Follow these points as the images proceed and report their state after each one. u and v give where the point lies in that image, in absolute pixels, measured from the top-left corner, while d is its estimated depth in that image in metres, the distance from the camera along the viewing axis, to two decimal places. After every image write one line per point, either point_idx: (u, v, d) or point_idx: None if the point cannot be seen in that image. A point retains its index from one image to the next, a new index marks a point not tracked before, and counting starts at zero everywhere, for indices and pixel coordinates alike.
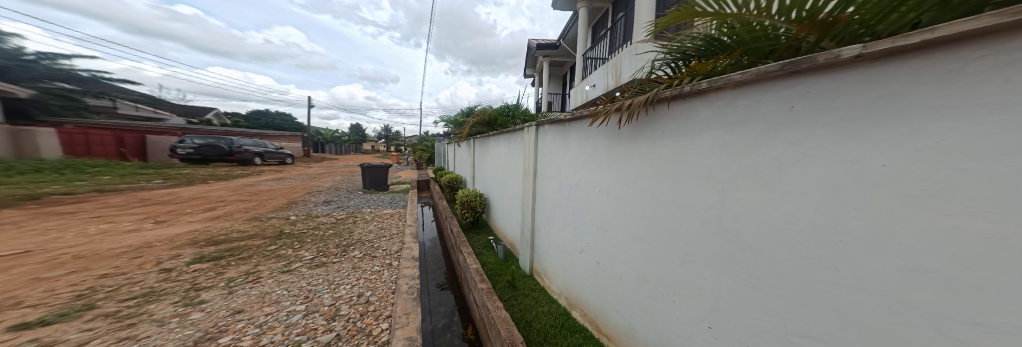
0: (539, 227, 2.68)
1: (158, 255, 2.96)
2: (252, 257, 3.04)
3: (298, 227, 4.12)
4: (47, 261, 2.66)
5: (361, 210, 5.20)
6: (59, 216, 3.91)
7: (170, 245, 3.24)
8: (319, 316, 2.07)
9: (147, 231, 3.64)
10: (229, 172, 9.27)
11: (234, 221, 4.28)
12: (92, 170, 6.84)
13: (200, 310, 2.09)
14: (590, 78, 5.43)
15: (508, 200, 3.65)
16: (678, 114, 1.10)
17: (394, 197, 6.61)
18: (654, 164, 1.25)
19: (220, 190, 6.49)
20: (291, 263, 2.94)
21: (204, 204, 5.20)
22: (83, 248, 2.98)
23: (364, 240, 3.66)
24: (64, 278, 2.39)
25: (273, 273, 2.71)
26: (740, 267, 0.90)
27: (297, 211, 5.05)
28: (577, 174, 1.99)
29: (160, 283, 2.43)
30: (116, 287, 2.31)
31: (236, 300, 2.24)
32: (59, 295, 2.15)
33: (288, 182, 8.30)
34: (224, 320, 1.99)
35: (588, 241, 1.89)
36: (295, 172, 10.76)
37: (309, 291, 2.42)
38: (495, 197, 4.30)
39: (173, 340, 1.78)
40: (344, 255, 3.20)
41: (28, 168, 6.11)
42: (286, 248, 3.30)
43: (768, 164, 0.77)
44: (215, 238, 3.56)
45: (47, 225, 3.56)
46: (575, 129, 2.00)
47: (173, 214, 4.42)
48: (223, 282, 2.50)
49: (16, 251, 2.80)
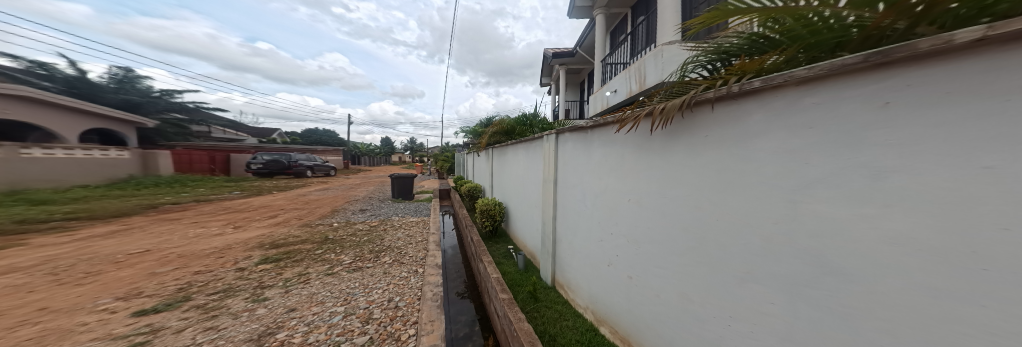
0: (562, 237, 2.61)
1: (235, 256, 3.46)
2: (304, 260, 3.38)
3: (339, 233, 4.53)
4: (160, 258, 3.25)
5: (391, 218, 5.52)
6: (169, 222, 4.78)
7: (244, 247, 3.76)
8: (355, 318, 2.22)
9: (229, 235, 4.27)
10: (286, 184, 10.59)
11: (291, 227, 4.83)
12: (192, 183, 8.32)
13: (263, 307, 2.36)
14: (610, 83, 5.27)
15: (527, 209, 3.65)
16: (724, 117, 1.02)
17: (420, 206, 6.91)
18: (696, 171, 1.16)
19: (281, 199, 7.43)
20: (332, 267, 3.20)
21: (268, 211, 5.99)
22: (184, 248, 3.59)
23: (394, 246, 3.87)
24: (171, 273, 2.89)
25: (317, 275, 2.97)
26: (822, 293, 0.78)
27: (338, 218, 5.54)
28: (602, 182, 1.93)
29: (236, 281, 2.81)
30: (206, 282, 2.74)
31: (290, 299, 2.49)
32: (167, 287, 2.61)
33: (331, 192, 9.19)
34: (281, 317, 2.22)
35: (616, 253, 1.79)
36: (337, 183, 11.92)
37: (347, 294, 2.61)
38: (514, 204, 4.33)
39: (243, 332, 2.02)
40: (376, 260, 3.42)
41: (152, 182, 7.66)
42: (330, 253, 3.63)
43: (857, 173, 0.66)
44: (275, 241, 4.05)
45: (161, 229, 4.37)
46: (599, 136, 1.94)
47: (246, 220, 5.15)
48: (281, 282, 2.81)
49: (142, 249, 3.47)
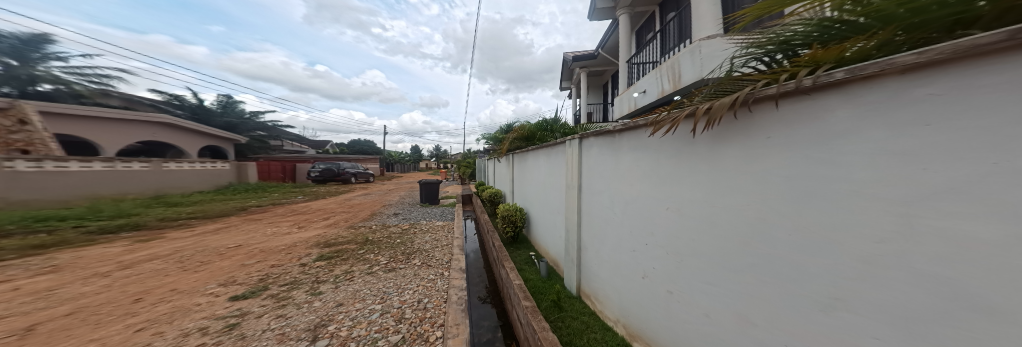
0: (587, 245, 2.54)
1: (300, 252, 3.95)
2: (349, 259, 3.74)
3: (377, 235, 4.92)
4: (248, 252, 3.85)
5: (420, 222, 5.81)
6: (255, 221, 5.69)
7: (305, 245, 4.27)
8: (390, 317, 2.37)
9: (295, 234, 4.91)
10: (335, 189, 11.83)
11: (340, 228, 5.38)
12: (268, 188, 9.81)
13: (319, 300, 2.65)
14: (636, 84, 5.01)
15: (548, 216, 3.64)
16: (794, 114, 0.91)
17: (444, 211, 7.13)
18: (759, 176, 1.04)
19: (332, 203, 8.33)
20: (369, 267, 3.46)
21: (324, 214, 6.77)
22: (264, 244, 4.21)
23: (423, 249, 4.06)
24: (255, 265, 3.40)
25: (358, 273, 3.26)
26: (950, 331, 0.63)
27: (375, 221, 6.01)
28: (633, 188, 1.85)
29: (300, 274, 3.23)
30: (278, 275, 3.17)
31: (339, 294, 2.76)
32: (253, 276, 3.10)
33: (370, 197, 10.02)
34: (332, 310, 2.47)
35: (653, 265, 1.69)
36: (375, 189, 13.00)
37: (383, 293, 2.80)
38: (534, 210, 4.36)
39: (304, 322, 2.28)
40: (408, 262, 3.63)
41: (243, 188, 9.22)
42: (370, 253, 3.95)
43: (1010, 179, 0.51)
44: (328, 241, 4.55)
45: (249, 227, 5.20)
46: (629, 140, 1.87)
47: (307, 221, 5.88)
48: (332, 278, 3.13)
49: (234, 245, 4.12)
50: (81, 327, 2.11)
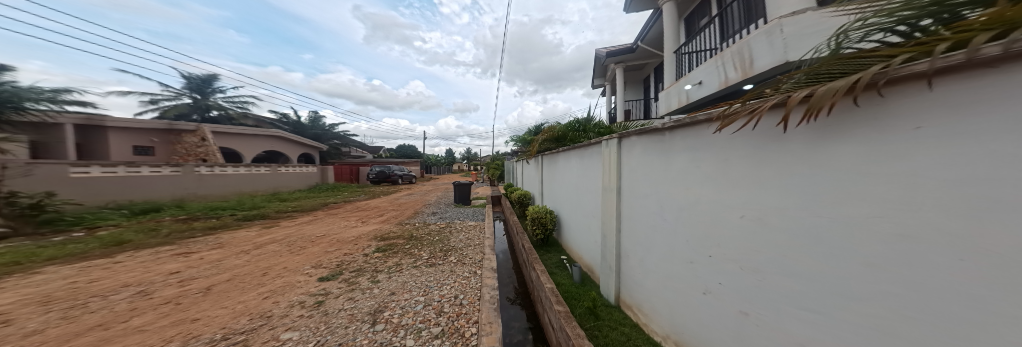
0: (633, 253, 2.41)
1: (362, 244, 4.53)
2: (399, 253, 4.16)
3: (420, 232, 5.37)
4: (329, 241, 4.53)
5: (455, 222, 6.14)
6: (328, 215, 6.69)
7: (365, 238, 4.89)
8: (431, 309, 2.58)
9: (360, 227, 5.67)
10: (385, 189, 13.21)
11: (392, 224, 6.02)
12: (333, 188, 11.41)
13: (376, 287, 3.03)
14: (687, 76, 4.61)
15: (582, 219, 3.56)
16: (962, 94, 0.66)
17: (475, 211, 7.39)
18: (897, 183, 0.78)
19: (382, 201, 9.33)
20: (411, 262, 3.80)
21: (377, 211, 7.62)
22: (338, 235, 4.92)
23: (457, 248, 4.32)
24: (334, 253, 4.01)
25: (408, 266, 3.64)
26: None
27: (418, 219, 6.55)
28: (694, 192, 1.69)
29: (364, 263, 3.73)
30: (346, 262, 3.70)
31: (391, 284, 3.11)
32: (330, 262, 3.67)
33: (414, 197, 10.94)
34: (386, 298, 2.80)
35: (719, 280, 1.53)
36: (418, 189, 14.16)
37: (426, 287, 3.04)
38: (565, 213, 4.31)
39: (366, 306, 2.63)
40: (444, 259, 3.90)
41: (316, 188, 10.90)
42: (412, 248, 4.34)
43: None
44: (383, 235, 5.14)
45: (329, 219, 6.13)
46: (689, 139, 1.71)
47: (367, 217, 6.71)
48: (384, 269, 3.53)
49: (320, 235, 4.88)
50: (234, 291, 2.77)
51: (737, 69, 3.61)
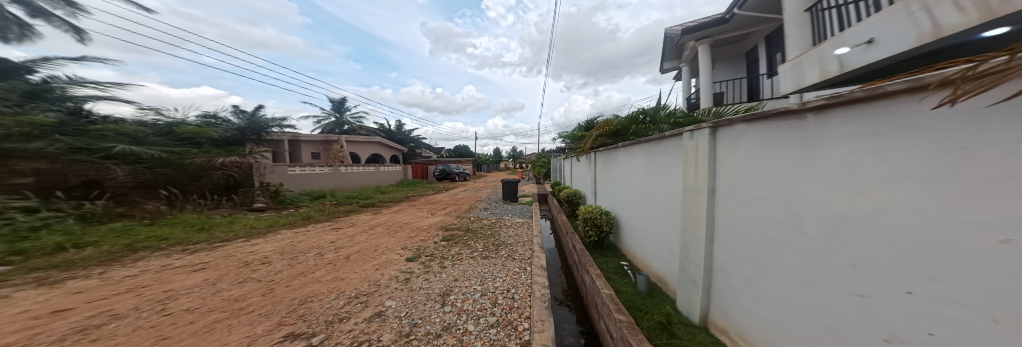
0: (741, 271, 1.83)
1: (427, 234, 5.18)
2: (457, 244, 4.61)
3: (474, 225, 5.83)
4: (412, 229, 5.43)
5: (504, 217, 6.48)
6: (404, 207, 7.88)
7: (430, 228, 5.58)
8: (485, 300, 2.71)
9: (431, 217, 6.60)
10: (443, 185, 14.64)
11: (452, 217, 6.71)
12: (402, 184, 13.19)
13: (442, 272, 3.45)
14: (833, 38, 2.82)
15: (661, 225, 3.00)
16: None
17: (523, 209, 7.61)
18: None
19: (442, 196, 10.41)
20: (476, 245, 4.53)
21: (438, 204, 8.58)
22: (412, 225, 5.75)
23: (508, 243, 4.55)
24: (413, 239, 4.77)
25: (479, 252, 4.20)
26: None
27: (472, 214, 7.11)
28: (867, 196, 1.04)
29: (434, 250, 4.31)
30: (420, 247, 4.35)
31: (452, 272, 3.46)
32: (406, 247, 4.33)
33: (468, 192, 11.87)
34: (450, 284, 3.12)
35: (927, 330, 0.93)
36: (470, 185, 15.27)
37: (481, 278, 3.25)
38: (636, 217, 3.77)
39: (431, 289, 2.98)
40: (496, 253, 4.15)
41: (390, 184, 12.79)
42: (467, 241, 4.76)
43: None
44: (448, 226, 5.83)
45: (406, 212, 7.24)
46: (858, 117, 1.05)
47: (433, 210, 7.64)
48: (447, 258, 3.98)
49: (400, 223, 5.82)
50: (355, 263, 3.61)
51: (972, 6, 1.64)
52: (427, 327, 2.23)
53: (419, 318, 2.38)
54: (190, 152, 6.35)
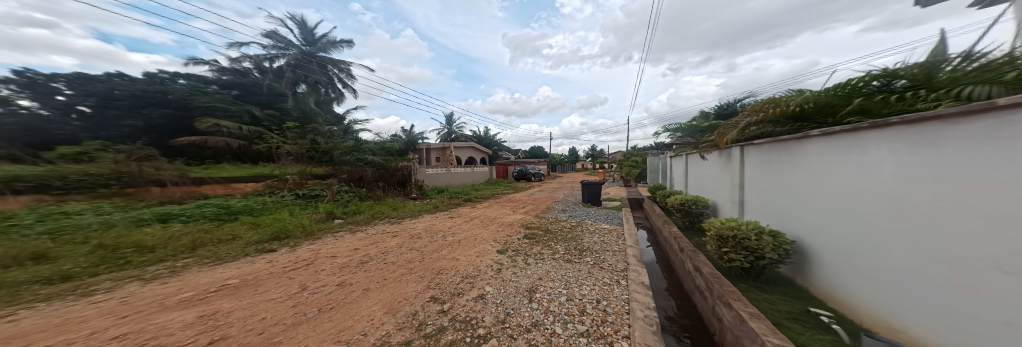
0: None
1: (509, 231, 5.59)
2: (538, 243, 4.82)
3: (553, 226, 5.91)
4: (496, 225, 6.04)
5: (585, 222, 6.22)
6: (488, 205, 8.80)
7: (511, 226, 6.00)
8: (572, 306, 2.68)
9: (510, 214, 7.17)
10: (519, 184, 15.38)
11: (530, 216, 7.00)
12: (485, 183, 14.59)
13: (527, 268, 3.69)
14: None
15: (987, 272, 1.05)
16: None
17: (608, 214, 7.11)
18: None
19: (519, 195, 11.00)
20: (583, 227, 5.76)
21: (516, 203, 9.11)
22: (495, 221, 6.38)
23: (593, 249, 4.38)
24: (498, 234, 5.33)
25: (574, 246, 4.59)
26: None
27: (550, 214, 7.21)
28: None
29: (520, 246, 4.60)
30: (507, 242, 4.80)
31: (536, 270, 3.61)
32: (496, 241, 4.84)
33: (544, 192, 12.10)
34: (535, 282, 3.28)
35: None
36: (545, 186, 15.46)
37: (565, 281, 3.29)
38: (857, 253, 1.74)
39: (516, 284, 3.21)
40: (581, 259, 4.04)
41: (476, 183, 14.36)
42: (549, 242, 4.87)
43: None
44: (528, 224, 6.14)
45: (490, 208, 8.09)
46: None
47: (512, 207, 8.21)
48: (530, 255, 4.20)
49: (485, 220, 6.54)
50: (459, 248, 4.48)
51: None
52: (518, 320, 2.41)
53: (510, 308, 2.63)
54: (393, 159, 10.16)
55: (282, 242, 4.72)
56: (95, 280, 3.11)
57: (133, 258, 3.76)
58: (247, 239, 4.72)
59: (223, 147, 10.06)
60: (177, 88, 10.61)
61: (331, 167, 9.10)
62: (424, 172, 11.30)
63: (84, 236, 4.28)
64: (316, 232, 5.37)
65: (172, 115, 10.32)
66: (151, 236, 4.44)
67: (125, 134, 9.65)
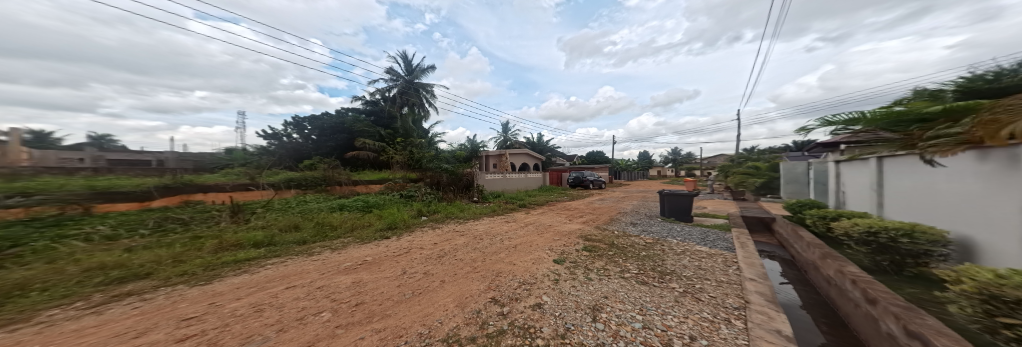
0: None
1: (567, 240, 5.13)
2: (602, 256, 4.25)
3: (621, 241, 5.15)
4: (556, 233, 5.68)
5: (666, 240, 5.13)
6: (544, 211, 8.54)
7: (570, 235, 5.56)
8: (652, 335, 1.99)
9: (566, 223, 6.75)
10: (578, 192, 14.59)
11: (590, 227, 6.34)
12: (543, 190, 14.31)
13: (591, 284, 3.17)
14: None
15: None
16: None
17: (698, 232, 5.71)
18: None
19: (577, 204, 10.35)
20: (670, 242, 5.03)
21: (574, 211, 8.57)
22: (550, 229, 6.08)
23: (683, 274, 3.35)
24: (558, 241, 5.05)
25: (666, 263, 3.83)
26: None
27: (617, 227, 6.38)
28: None
29: (581, 259, 4.07)
30: (565, 252, 4.39)
31: (600, 288, 3.05)
32: (555, 251, 4.48)
33: (607, 202, 11.03)
34: (600, 300, 2.72)
35: None
36: (609, 194, 14.21)
37: (640, 305, 2.58)
38: None
39: (579, 299, 2.73)
40: (664, 283, 3.12)
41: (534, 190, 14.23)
42: (617, 258, 4.15)
43: None
44: (589, 236, 5.53)
45: (546, 215, 7.77)
46: None
47: (569, 216, 7.74)
48: (593, 270, 3.67)
49: (539, 227, 6.30)
50: (515, 253, 4.34)
51: None
52: (579, 337, 1.97)
53: (571, 323, 2.20)
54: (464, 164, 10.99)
55: (395, 231, 5.87)
56: (312, 245, 4.75)
57: (330, 233, 5.50)
58: (370, 226, 6.08)
59: (364, 158, 13.86)
60: (349, 119, 14.87)
61: (421, 172, 10.62)
62: (484, 177, 11.92)
63: (315, 215, 6.64)
64: (399, 226, 6.23)
65: (346, 138, 14.74)
66: (335, 219, 6.36)
67: (327, 152, 14.67)
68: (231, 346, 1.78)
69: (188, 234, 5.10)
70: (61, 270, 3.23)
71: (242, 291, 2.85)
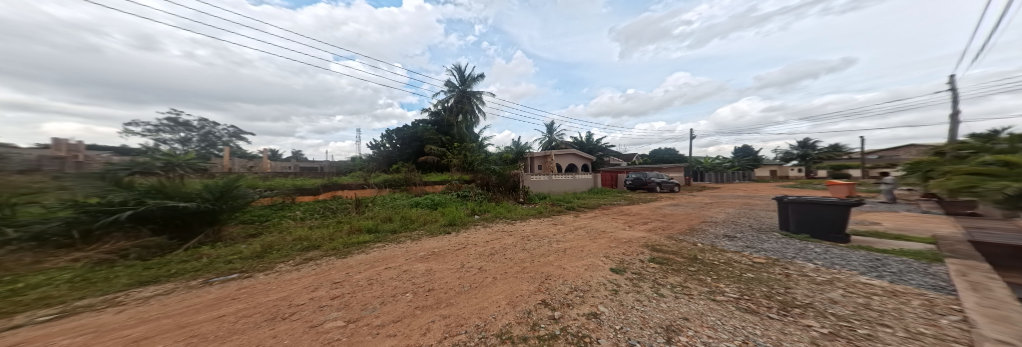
0: None
1: (631, 249, 4.56)
2: (683, 271, 3.58)
3: (709, 257, 4.24)
4: (628, 241, 5.05)
5: (787, 260, 3.98)
6: (602, 215, 7.94)
7: (636, 243, 4.95)
8: None
9: (625, 229, 6.04)
10: (643, 196, 13.11)
11: (660, 237, 5.47)
12: (602, 193, 13.29)
13: (664, 301, 2.60)
14: None
15: None
16: None
17: (841, 255, 4.18)
18: None
19: (644, 209, 9.27)
20: (803, 265, 3.73)
21: (639, 217, 7.69)
22: (608, 234, 5.57)
23: (829, 311, 2.30)
24: (621, 247, 4.59)
25: (785, 291, 2.85)
26: None
27: (702, 239, 5.36)
28: None
29: (650, 273, 3.47)
30: (629, 262, 3.88)
31: (681, 309, 2.42)
32: (620, 259, 4.01)
33: (682, 208, 9.54)
34: (677, 321, 2.13)
35: None
36: (684, 199, 12.33)
37: (744, 337, 1.83)
38: None
39: (657, 317, 2.20)
40: (786, 317, 2.20)
41: (594, 193, 13.37)
42: (705, 277, 3.38)
43: None
44: (654, 246, 4.80)
45: (605, 220, 7.11)
46: None
47: (635, 222, 6.95)
48: (667, 285, 3.09)
49: (596, 231, 5.83)
50: (565, 257, 4.02)
51: None
52: None
53: (636, 341, 1.75)
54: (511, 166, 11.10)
55: (455, 226, 6.29)
56: (402, 235, 5.49)
57: (411, 224, 6.28)
58: (436, 221, 6.54)
59: (432, 162, 15.28)
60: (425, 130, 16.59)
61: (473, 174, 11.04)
62: (530, 178, 11.77)
63: (403, 210, 7.65)
64: (457, 223, 6.58)
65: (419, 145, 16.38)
66: (422, 214, 7.21)
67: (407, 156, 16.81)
68: (356, 308, 2.26)
69: (332, 218, 6.87)
70: (286, 238, 5.10)
71: (364, 266, 3.64)
